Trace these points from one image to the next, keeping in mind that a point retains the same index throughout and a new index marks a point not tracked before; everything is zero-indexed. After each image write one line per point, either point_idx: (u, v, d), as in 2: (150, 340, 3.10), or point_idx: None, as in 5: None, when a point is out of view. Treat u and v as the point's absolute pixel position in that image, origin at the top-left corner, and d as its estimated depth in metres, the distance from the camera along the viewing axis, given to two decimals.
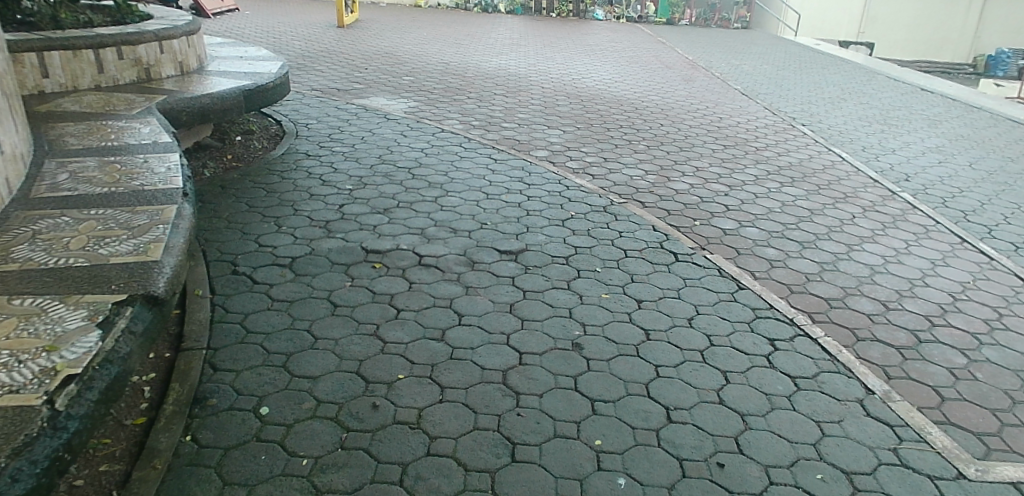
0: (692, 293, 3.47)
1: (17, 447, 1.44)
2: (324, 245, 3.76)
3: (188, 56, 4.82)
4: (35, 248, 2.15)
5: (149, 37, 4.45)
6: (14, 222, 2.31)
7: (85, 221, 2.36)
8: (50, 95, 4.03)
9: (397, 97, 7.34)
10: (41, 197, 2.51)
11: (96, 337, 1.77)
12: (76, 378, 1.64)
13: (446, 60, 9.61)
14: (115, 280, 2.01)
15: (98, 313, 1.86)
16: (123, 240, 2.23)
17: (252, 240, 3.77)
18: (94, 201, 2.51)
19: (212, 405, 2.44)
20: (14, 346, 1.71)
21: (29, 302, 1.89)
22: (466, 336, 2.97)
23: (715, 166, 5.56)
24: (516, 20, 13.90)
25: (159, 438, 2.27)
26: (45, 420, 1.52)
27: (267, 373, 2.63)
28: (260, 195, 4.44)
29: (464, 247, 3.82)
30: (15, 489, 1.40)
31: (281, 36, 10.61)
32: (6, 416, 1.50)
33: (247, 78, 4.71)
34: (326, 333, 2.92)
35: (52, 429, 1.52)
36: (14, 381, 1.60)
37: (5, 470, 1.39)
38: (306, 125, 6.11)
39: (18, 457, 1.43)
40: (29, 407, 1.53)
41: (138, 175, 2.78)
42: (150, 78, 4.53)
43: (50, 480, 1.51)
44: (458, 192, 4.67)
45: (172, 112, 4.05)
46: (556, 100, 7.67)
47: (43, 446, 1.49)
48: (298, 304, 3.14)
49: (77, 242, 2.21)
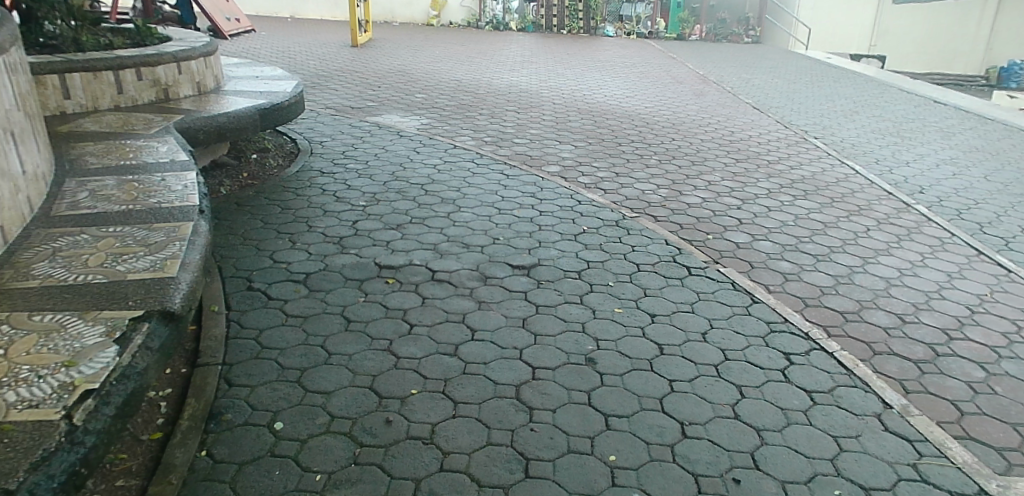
0: (706, 307, 3.46)
1: (36, 461, 1.45)
2: (338, 261, 3.79)
3: (206, 77, 4.89)
4: (55, 265, 2.18)
5: (167, 58, 4.53)
6: (35, 240, 2.35)
7: (104, 238, 2.39)
8: (72, 116, 4.10)
9: (411, 115, 7.42)
10: (62, 215, 2.55)
11: (113, 352, 1.79)
12: (93, 393, 1.65)
13: (458, 77, 9.72)
14: (132, 296, 2.03)
15: (115, 329, 1.88)
16: (140, 257, 2.26)
17: (267, 256, 3.81)
18: (113, 219, 2.55)
19: (227, 420, 2.45)
20: (34, 361, 1.73)
21: (48, 318, 1.91)
22: (479, 351, 2.98)
23: (727, 180, 5.56)
24: (528, 37, 14.02)
25: (174, 454, 2.28)
26: (64, 435, 1.52)
27: (281, 389, 2.64)
28: (275, 212, 4.48)
29: (476, 262, 3.84)
30: None
31: (297, 56, 10.78)
32: (26, 432, 1.51)
33: (262, 97, 4.78)
34: (339, 348, 2.94)
35: (69, 443, 1.52)
36: (34, 396, 1.61)
37: (23, 485, 1.40)
38: (321, 143, 6.18)
39: (36, 471, 1.43)
40: (48, 422, 1.54)
41: (156, 193, 2.81)
42: (168, 98, 4.60)
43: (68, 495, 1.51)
44: (471, 207, 4.70)
45: (189, 130, 4.11)
46: (568, 115, 7.73)
47: (60, 460, 1.49)
48: (312, 320, 3.16)
49: (96, 259, 2.24)
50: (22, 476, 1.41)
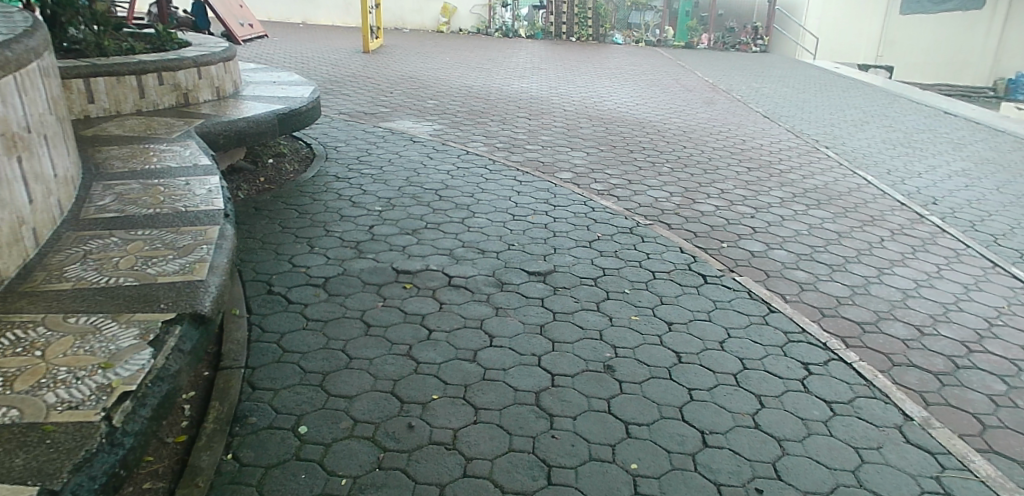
0: (723, 315, 3.45)
1: (79, 462, 1.45)
2: (356, 265, 3.80)
3: (225, 82, 4.93)
4: (88, 268, 2.20)
5: (188, 63, 4.57)
6: (67, 242, 2.37)
7: (133, 241, 2.41)
8: (95, 120, 4.13)
9: (422, 121, 7.44)
10: (91, 218, 2.57)
11: (148, 354, 1.80)
12: (130, 395, 1.66)
13: (469, 84, 9.76)
14: (164, 299, 2.05)
15: (149, 332, 1.89)
16: (170, 260, 2.28)
17: (285, 260, 3.83)
18: (141, 222, 2.57)
19: (252, 423, 2.46)
20: (71, 363, 1.74)
21: (83, 320, 1.93)
22: (497, 357, 2.98)
23: (740, 189, 5.55)
24: (537, 44, 14.06)
25: (201, 457, 2.29)
26: (104, 437, 1.53)
27: (303, 392, 2.65)
28: (292, 216, 4.50)
29: (492, 268, 3.84)
30: None
31: (309, 62, 10.84)
32: (67, 433, 1.51)
33: (280, 102, 4.81)
34: (358, 353, 2.94)
35: (109, 445, 1.53)
36: (73, 398, 1.62)
37: (67, 486, 1.40)
38: (335, 148, 6.20)
39: (79, 473, 1.44)
40: (88, 423, 1.55)
41: (180, 197, 2.83)
42: (188, 102, 4.63)
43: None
44: (484, 213, 4.71)
45: (211, 135, 4.13)
46: (579, 122, 7.74)
47: (101, 462, 1.50)
48: (332, 324, 3.17)
49: (127, 261, 2.26)
50: (65, 478, 1.42)
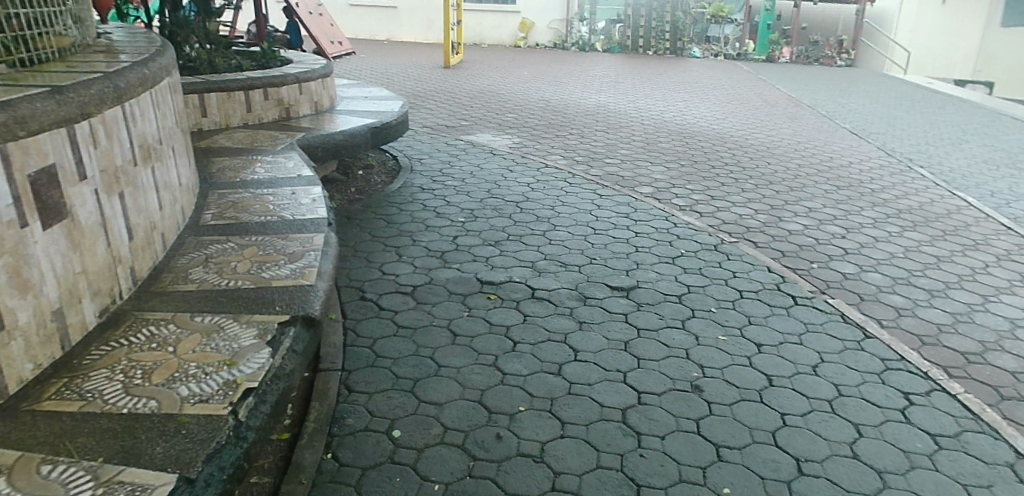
0: (815, 339, 3.33)
1: (210, 452, 1.55)
2: (441, 275, 3.88)
3: (322, 97, 5.15)
4: (209, 270, 2.34)
5: (291, 79, 4.80)
6: (189, 246, 2.53)
7: (247, 246, 2.55)
8: (207, 132, 4.38)
9: (502, 134, 7.53)
10: (210, 225, 2.73)
11: (266, 353, 1.90)
12: (252, 392, 1.75)
13: (547, 98, 9.81)
14: (278, 302, 2.16)
15: (266, 332, 1.99)
16: (282, 265, 2.40)
17: (375, 267, 3.95)
18: (253, 229, 2.71)
19: (349, 425, 2.55)
20: (200, 359, 1.86)
21: (207, 319, 2.05)
22: (583, 371, 2.98)
23: (829, 207, 5.36)
24: (614, 58, 14.01)
25: (303, 455, 2.38)
26: (231, 430, 1.62)
27: (396, 397, 2.72)
28: (381, 225, 4.64)
29: (575, 282, 3.84)
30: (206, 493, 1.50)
31: (392, 77, 11.15)
32: (199, 424, 1.61)
33: (374, 116, 4.98)
34: (446, 361, 3.00)
35: (235, 438, 1.62)
36: (203, 391, 1.73)
37: (200, 475, 1.49)
38: (419, 160, 6.35)
39: (210, 462, 1.53)
40: (218, 416, 1.65)
41: (286, 206, 2.97)
42: (289, 116, 4.86)
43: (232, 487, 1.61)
44: (566, 226, 4.72)
45: (310, 147, 4.32)
46: (658, 136, 7.65)
47: (228, 454, 1.59)
48: (420, 332, 3.24)
49: (244, 265, 2.39)
50: (199, 466, 1.50)
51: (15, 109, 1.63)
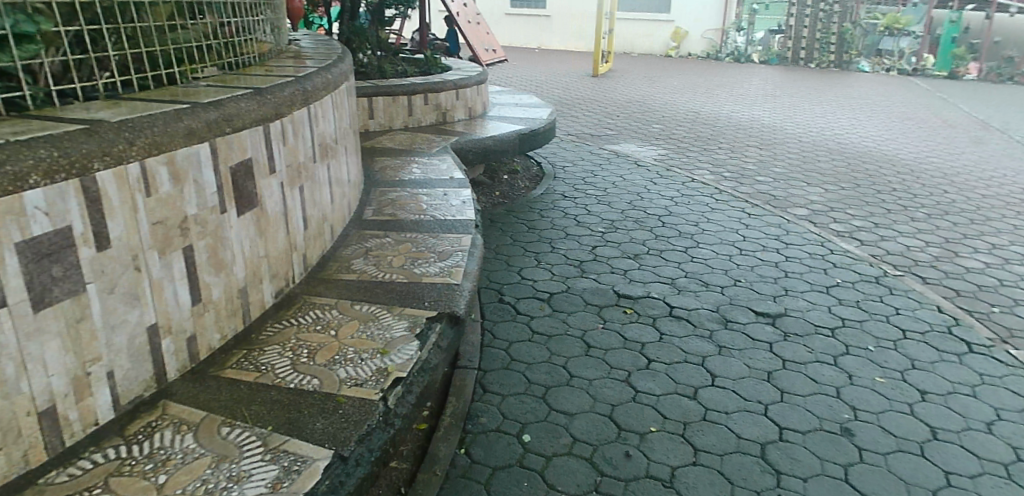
0: (991, 393, 3.00)
1: (362, 434, 1.65)
2: (579, 284, 3.90)
3: (477, 103, 5.34)
4: (367, 262, 2.52)
5: (449, 85, 5.03)
6: (352, 239, 2.73)
7: (402, 242, 2.71)
8: (371, 133, 4.68)
9: (648, 145, 7.43)
10: (370, 220, 2.93)
11: (415, 346, 2.00)
12: (401, 381, 1.85)
13: (697, 110, 9.56)
14: (427, 298, 2.27)
15: (416, 326, 2.11)
16: (432, 263, 2.53)
17: (515, 271, 4.04)
18: (408, 226, 2.87)
19: (482, 424, 2.63)
20: (357, 345, 1.99)
21: (365, 308, 2.20)
22: (720, 399, 2.87)
23: (1014, 244, 4.81)
24: (772, 70, 13.38)
25: (439, 447, 2.48)
26: (380, 415, 1.73)
27: (529, 402, 2.77)
28: (522, 230, 4.74)
29: (717, 304, 3.71)
30: (357, 472, 1.60)
31: (541, 85, 11.34)
32: (353, 406, 1.73)
33: (524, 123, 5.10)
34: (580, 371, 3.01)
35: (384, 423, 1.72)
36: (358, 375, 1.86)
37: (353, 453, 1.60)
38: (564, 168, 6.41)
39: (362, 443, 1.64)
40: (369, 400, 1.76)
41: (437, 206, 3.12)
42: (445, 120, 5.08)
43: (379, 469, 1.71)
44: (710, 244, 4.58)
45: (463, 151, 4.49)
46: (817, 155, 7.22)
47: (377, 437, 1.69)
48: (555, 339, 3.27)
49: (398, 260, 2.54)
50: (352, 446, 1.61)
51: (224, 108, 1.84)
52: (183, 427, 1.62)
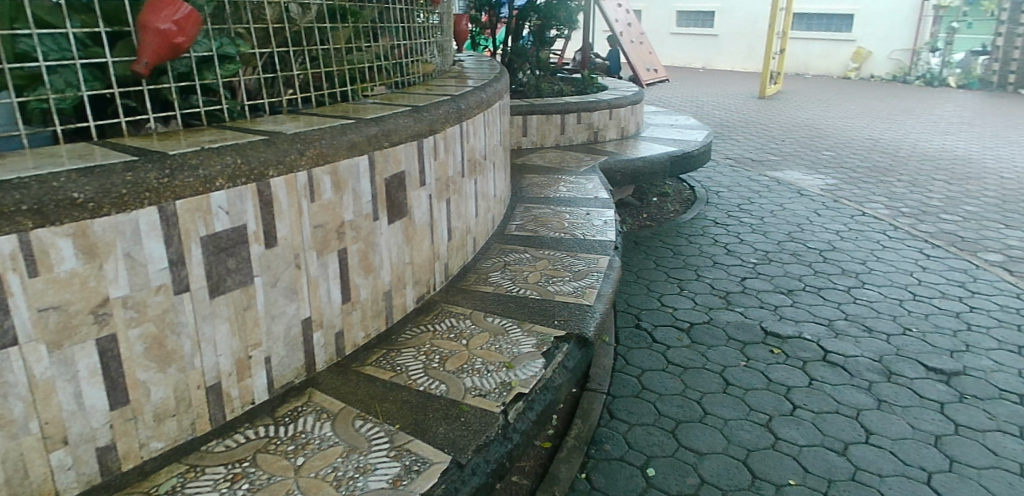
0: None
1: (480, 444, 1.71)
2: (722, 316, 3.76)
3: (630, 123, 5.33)
4: (504, 276, 2.60)
5: (603, 105, 5.05)
6: (493, 252, 2.83)
7: (540, 259, 2.77)
8: (523, 150, 4.81)
9: (814, 173, 6.99)
10: (512, 235, 3.02)
11: (541, 363, 2.04)
12: (523, 397, 1.90)
13: (875, 137, 8.85)
14: (558, 316, 2.31)
15: (544, 343, 2.14)
16: (567, 281, 2.56)
17: (655, 297, 3.99)
18: (549, 243, 2.93)
19: (606, 451, 2.62)
20: (486, 356, 2.07)
21: (496, 321, 2.28)
22: (873, 458, 2.63)
23: None
24: (969, 96, 12.09)
25: (560, 467, 2.51)
26: (500, 428, 1.78)
27: (656, 435, 2.72)
28: (667, 255, 4.66)
29: (879, 353, 3.42)
30: (473, 481, 1.65)
31: (704, 106, 11.00)
32: (475, 416, 1.80)
33: (677, 145, 5.01)
34: (715, 409, 2.90)
35: (502, 436, 1.77)
36: (483, 386, 1.92)
37: (470, 462, 1.66)
38: (718, 193, 6.21)
39: (479, 453, 1.70)
40: (490, 412, 1.82)
41: (579, 225, 3.16)
42: (596, 140, 5.12)
43: (495, 481, 1.76)
44: (877, 286, 4.23)
45: (611, 171, 4.50)
46: (1018, 193, 6.42)
47: (494, 450, 1.74)
48: (691, 372, 3.18)
49: (534, 276, 2.60)
50: (470, 454, 1.67)
51: (384, 123, 1.99)
52: (324, 415, 1.77)
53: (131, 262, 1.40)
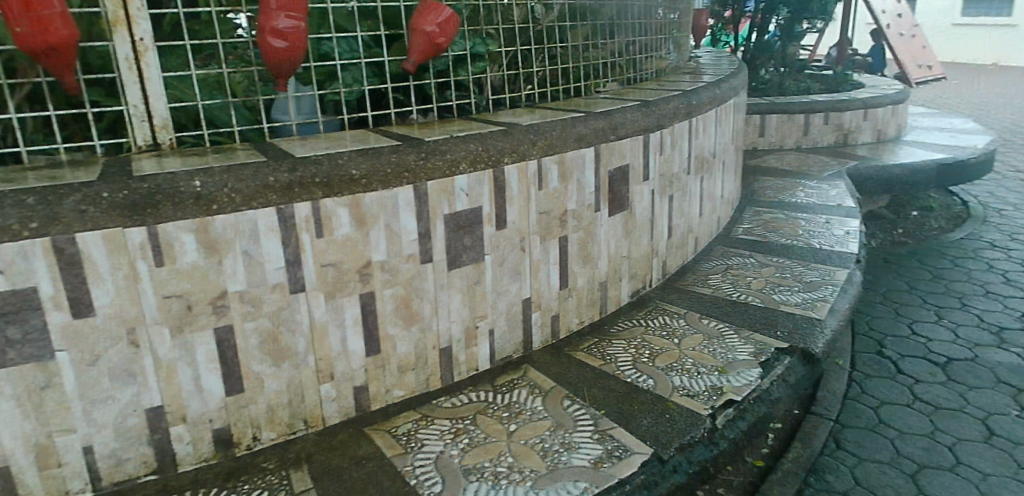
0: None
1: (685, 443, 1.71)
2: (994, 355, 3.14)
3: (889, 124, 4.85)
4: (725, 280, 2.57)
5: (857, 104, 4.66)
6: (716, 254, 2.81)
7: (767, 266, 2.68)
8: (761, 151, 4.62)
9: None
10: (739, 238, 2.96)
11: (757, 373, 1.99)
12: (733, 405, 1.86)
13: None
14: (782, 328, 2.22)
15: (762, 353, 2.09)
16: (795, 292, 2.46)
17: (905, 324, 3.54)
18: (779, 250, 2.83)
19: (827, 481, 2.30)
20: (698, 358, 2.07)
21: (713, 324, 2.26)
22: None
23: None
24: None
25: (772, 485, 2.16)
26: (705, 431, 1.76)
27: (891, 475, 2.33)
28: (924, 277, 4.16)
29: None
30: (674, 478, 1.66)
31: (993, 109, 9.53)
32: (681, 415, 1.80)
33: (945, 152, 4.46)
34: (972, 459, 2.38)
35: (708, 440, 1.76)
36: (692, 388, 1.92)
37: (673, 459, 1.67)
38: (999, 211, 5.38)
39: (683, 452, 1.69)
40: (698, 414, 1.81)
41: (815, 233, 2.99)
42: (846, 142, 4.73)
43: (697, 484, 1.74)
44: None
45: (860, 177, 4.14)
46: None
47: (698, 452, 1.73)
48: (944, 413, 2.68)
49: (759, 283, 2.54)
50: (673, 451, 1.68)
51: (612, 117, 2.10)
52: (536, 390, 1.90)
53: (389, 232, 1.64)
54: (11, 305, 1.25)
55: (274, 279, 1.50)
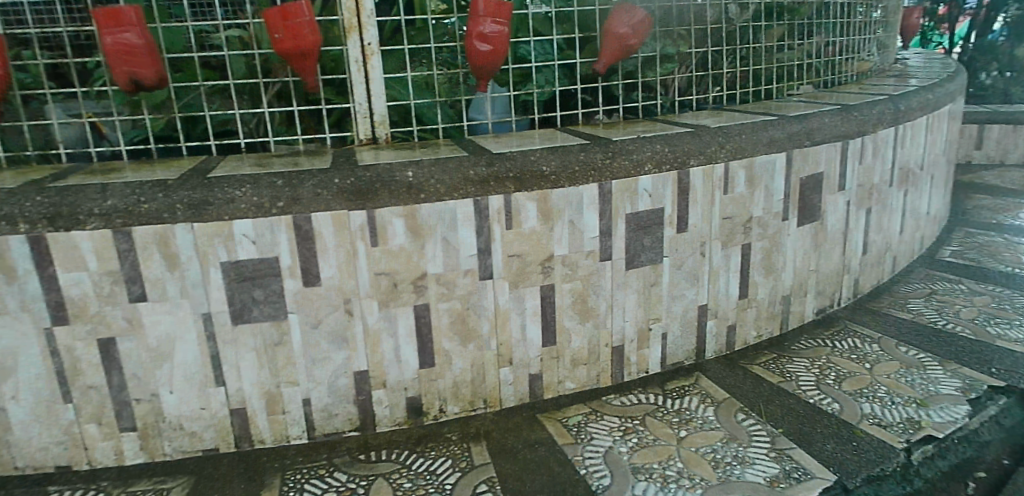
0: None
1: (874, 473, 1.57)
2: None
3: None
4: (928, 306, 2.36)
5: None
6: (918, 277, 2.59)
7: (980, 294, 2.42)
8: (977, 166, 4.16)
9: None
10: (946, 262, 2.71)
11: (965, 411, 1.79)
12: (934, 440, 1.68)
13: None
14: (997, 364, 2.00)
15: (972, 390, 1.88)
16: (1015, 325, 2.20)
17: None
18: (997, 278, 2.54)
19: None
20: (892, 386, 1.91)
21: (911, 353, 2.08)
22: None
23: None
24: None
25: None
26: (899, 464, 1.61)
27: None
28: None
29: None
30: None
31: None
32: (871, 445, 1.66)
33: None
34: None
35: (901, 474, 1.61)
36: (885, 417, 1.77)
37: (859, 488, 1.53)
38: None
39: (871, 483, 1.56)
40: (891, 445, 1.66)
41: None
42: None
43: None
44: None
45: None
46: None
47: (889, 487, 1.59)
48: None
49: (970, 312, 2.30)
50: (860, 480, 1.55)
51: (808, 122, 2.01)
52: (708, 400, 1.86)
53: (572, 228, 1.71)
54: (258, 270, 1.47)
55: (467, 265, 1.62)
